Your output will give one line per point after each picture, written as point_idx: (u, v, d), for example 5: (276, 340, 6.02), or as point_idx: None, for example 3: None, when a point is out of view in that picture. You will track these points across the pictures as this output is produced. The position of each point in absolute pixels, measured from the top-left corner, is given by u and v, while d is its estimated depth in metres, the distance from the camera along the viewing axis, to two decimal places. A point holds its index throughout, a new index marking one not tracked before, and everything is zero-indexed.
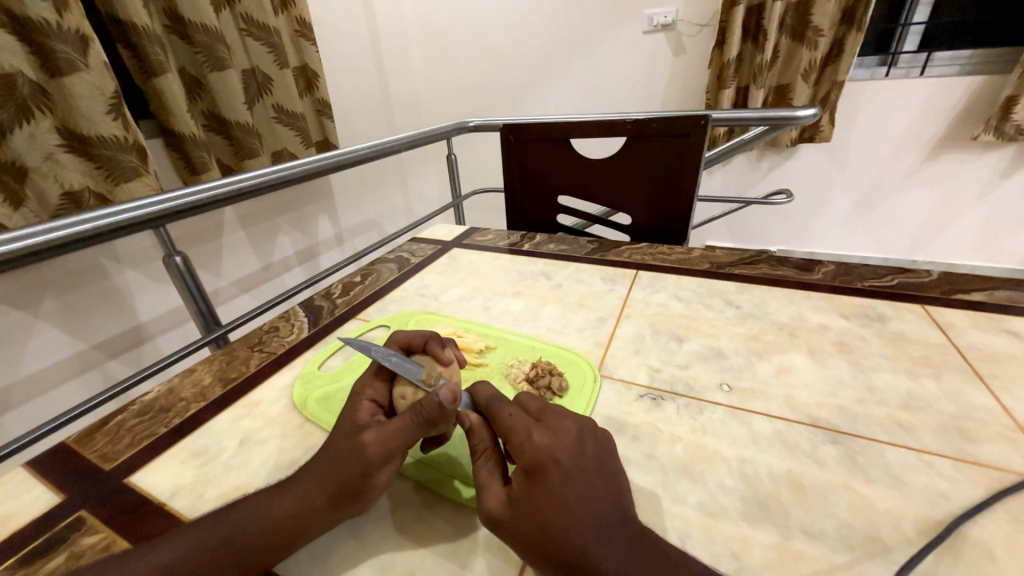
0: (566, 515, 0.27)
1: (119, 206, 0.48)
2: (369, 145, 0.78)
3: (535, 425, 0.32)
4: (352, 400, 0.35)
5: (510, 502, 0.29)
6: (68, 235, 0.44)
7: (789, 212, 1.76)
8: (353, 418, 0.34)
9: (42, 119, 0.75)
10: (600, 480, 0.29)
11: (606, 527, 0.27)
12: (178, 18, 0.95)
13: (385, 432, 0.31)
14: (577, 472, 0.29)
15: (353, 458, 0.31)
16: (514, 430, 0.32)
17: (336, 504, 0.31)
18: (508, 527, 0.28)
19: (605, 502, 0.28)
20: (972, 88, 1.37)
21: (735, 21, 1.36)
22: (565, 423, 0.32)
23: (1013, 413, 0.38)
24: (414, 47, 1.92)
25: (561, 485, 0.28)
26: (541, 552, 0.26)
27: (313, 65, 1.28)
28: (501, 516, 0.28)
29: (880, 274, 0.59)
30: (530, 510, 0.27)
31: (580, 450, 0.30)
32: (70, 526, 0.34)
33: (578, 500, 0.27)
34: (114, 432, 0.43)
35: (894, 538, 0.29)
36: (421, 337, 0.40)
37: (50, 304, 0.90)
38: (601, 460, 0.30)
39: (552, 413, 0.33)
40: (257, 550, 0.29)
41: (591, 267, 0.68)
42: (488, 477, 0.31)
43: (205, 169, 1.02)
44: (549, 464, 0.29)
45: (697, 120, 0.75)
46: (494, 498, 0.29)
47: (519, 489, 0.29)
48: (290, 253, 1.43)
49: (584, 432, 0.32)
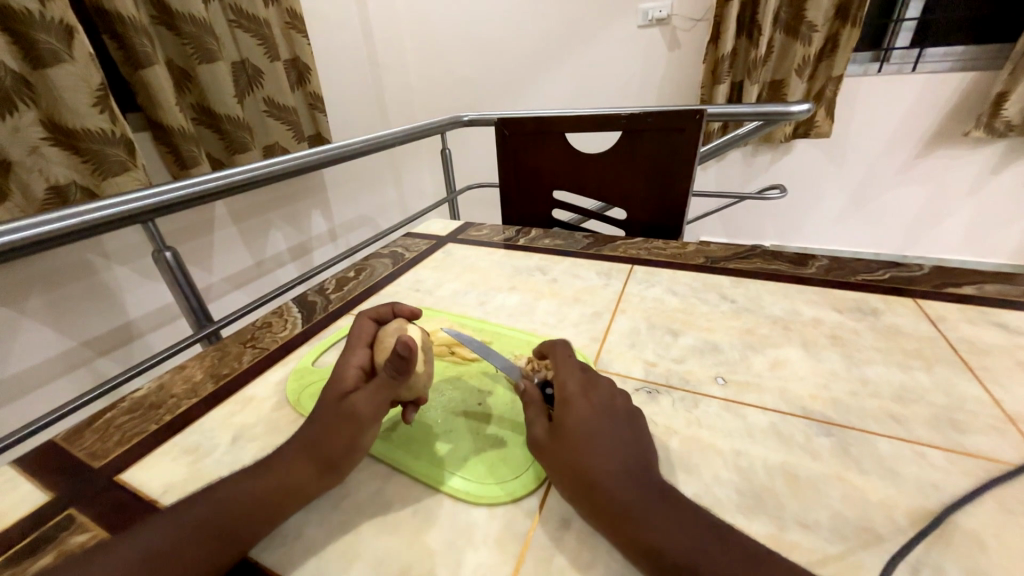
0: (597, 446, 0.31)
1: (110, 200, 0.48)
2: (361, 140, 0.77)
3: (578, 380, 0.36)
4: (337, 371, 0.37)
5: (551, 433, 0.33)
6: (57, 230, 0.43)
7: (783, 208, 1.77)
8: (339, 385, 0.36)
9: (26, 111, 0.73)
10: (628, 434, 0.33)
11: (626, 467, 0.30)
12: (164, 8, 0.93)
13: (372, 394, 0.35)
14: (607, 419, 0.33)
15: (343, 429, 0.34)
16: (561, 379, 0.37)
17: (324, 475, 0.33)
18: (546, 452, 0.33)
19: (630, 450, 0.32)
20: (965, 84, 1.38)
21: (730, 16, 1.35)
22: (604, 382, 0.37)
23: (1003, 404, 0.38)
24: (407, 41, 1.91)
25: (592, 424, 0.33)
26: (571, 475, 0.31)
27: (304, 58, 1.27)
28: (543, 441, 0.33)
29: (873, 269, 0.59)
30: (565, 438, 0.32)
31: (613, 407, 0.34)
32: (58, 524, 0.34)
33: (609, 441, 0.32)
34: (102, 429, 0.42)
35: (887, 528, 0.29)
36: (388, 307, 0.43)
37: (37, 301, 0.89)
38: (630, 418, 0.34)
39: (593, 373, 0.38)
40: (240, 527, 0.29)
41: (586, 262, 0.68)
42: (535, 413, 0.36)
43: (195, 163, 1.01)
44: (586, 408, 0.34)
45: (692, 114, 0.75)
46: (540, 429, 0.34)
47: (558, 423, 0.33)
48: (282, 248, 1.42)
49: (620, 393, 0.36)
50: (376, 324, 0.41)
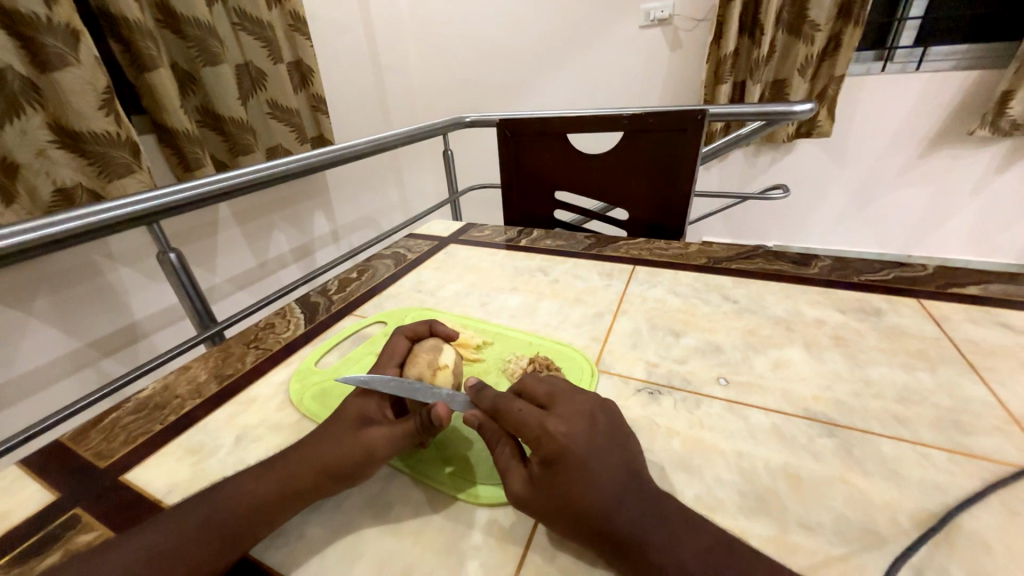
0: (591, 487, 0.27)
1: (123, 200, 0.49)
2: (363, 141, 0.77)
3: (547, 414, 0.31)
4: (363, 394, 0.37)
5: (534, 484, 0.29)
6: (66, 232, 0.44)
7: (786, 207, 1.76)
8: (362, 408, 0.35)
9: (33, 115, 0.74)
10: (615, 455, 0.29)
11: (623, 498, 0.27)
12: (169, 11, 0.94)
13: (390, 430, 0.33)
14: (593, 449, 0.29)
15: (348, 443, 0.33)
16: (526, 421, 0.31)
17: (323, 485, 0.32)
18: (531, 509, 0.29)
19: (621, 474, 0.28)
20: (969, 83, 1.37)
21: (732, 16, 1.35)
22: (576, 405, 0.32)
23: (1007, 406, 0.38)
24: (408, 42, 1.91)
25: (579, 466, 0.28)
26: (570, 525, 0.27)
27: (307, 60, 1.27)
28: (527, 495, 0.29)
29: (876, 269, 0.59)
30: (551, 492, 0.28)
31: (591, 432, 0.30)
32: (64, 524, 0.34)
33: (602, 476, 0.28)
34: (107, 430, 0.43)
35: (890, 530, 0.29)
36: (425, 325, 0.44)
37: (43, 303, 0.90)
38: (613, 437, 0.31)
39: (563, 395, 0.33)
40: (240, 528, 0.29)
41: (588, 262, 0.68)
42: (507, 460, 0.31)
43: (199, 165, 1.01)
44: (565, 450, 0.29)
45: (694, 115, 0.75)
46: (517, 481, 0.30)
47: (540, 475, 0.29)
48: (286, 249, 1.43)
49: (594, 410, 0.32)
50: (410, 342, 0.43)
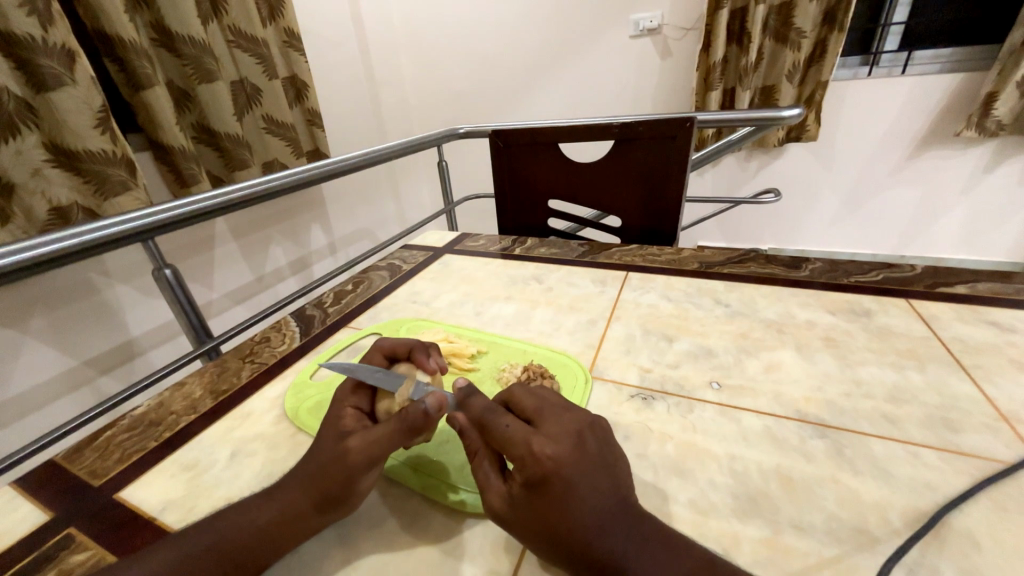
0: (574, 512, 0.27)
1: (132, 213, 0.50)
2: (356, 155, 0.77)
3: (533, 433, 0.31)
4: (335, 410, 0.36)
5: (516, 505, 0.29)
6: (75, 246, 0.45)
7: (779, 211, 1.78)
8: (338, 424, 0.35)
9: (29, 135, 0.75)
10: (602, 478, 0.29)
11: (608, 524, 0.27)
12: (164, 31, 0.95)
13: (367, 438, 0.32)
14: (580, 476, 0.28)
15: (339, 464, 0.32)
16: (513, 440, 0.30)
17: (321, 509, 0.32)
18: (512, 528, 0.29)
19: (607, 498, 0.28)
20: (953, 85, 1.39)
21: (719, 26, 1.38)
22: (564, 424, 0.32)
23: (996, 403, 0.38)
24: (402, 56, 1.94)
25: (565, 493, 0.28)
26: (549, 548, 0.27)
27: (302, 76, 1.29)
28: (506, 514, 0.29)
29: (866, 270, 0.60)
30: (531, 511, 0.28)
31: (579, 454, 0.30)
32: (59, 543, 0.34)
33: (588, 501, 0.28)
34: (103, 447, 0.43)
35: (881, 529, 0.29)
36: (406, 346, 0.43)
37: (39, 322, 0.90)
38: (602, 459, 0.30)
39: (551, 412, 0.33)
40: (244, 556, 0.29)
41: (582, 269, 0.69)
42: (486, 477, 0.31)
43: (195, 181, 1.02)
44: (550, 469, 0.28)
45: (683, 122, 0.76)
46: (497, 497, 0.30)
47: (522, 495, 0.29)
48: (283, 262, 1.43)
49: (583, 430, 0.32)
50: (386, 361, 0.43)
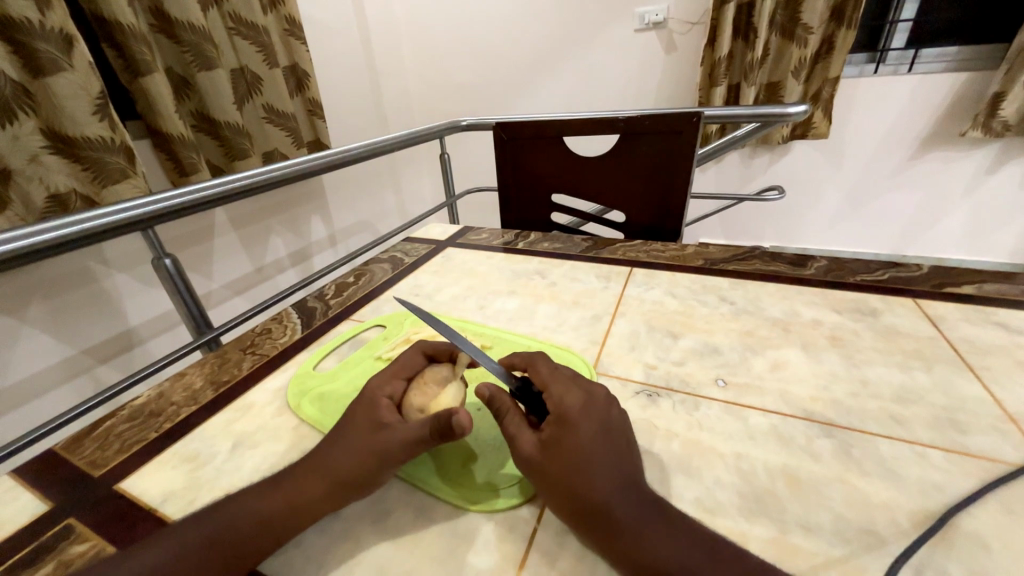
0: (598, 463, 0.28)
1: (135, 200, 0.50)
2: (359, 146, 0.76)
3: (568, 392, 0.33)
4: (368, 399, 0.36)
5: (544, 448, 0.30)
6: (79, 232, 0.45)
7: (781, 208, 1.78)
8: (372, 414, 0.34)
9: (27, 120, 0.74)
10: (623, 443, 0.30)
11: (625, 482, 0.28)
12: (164, 16, 0.94)
13: (406, 433, 0.32)
14: (605, 436, 0.30)
15: (365, 453, 0.32)
16: (550, 390, 0.33)
17: (335, 497, 0.31)
18: (536, 472, 0.30)
19: (626, 461, 0.29)
20: (959, 84, 1.38)
21: (725, 20, 1.36)
22: (596, 390, 0.34)
23: (1004, 405, 0.38)
24: (404, 47, 1.92)
25: (593, 446, 0.29)
26: (568, 494, 0.28)
27: (303, 65, 1.27)
28: (534, 457, 0.30)
29: (872, 269, 0.59)
30: (559, 454, 0.29)
31: (606, 416, 0.31)
32: (58, 535, 0.33)
33: (611, 456, 0.29)
34: (102, 438, 0.42)
35: (889, 530, 0.29)
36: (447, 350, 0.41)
37: (36, 310, 0.89)
38: (624, 428, 0.32)
39: (584, 380, 0.35)
40: (246, 545, 0.29)
41: (586, 264, 0.68)
42: (518, 427, 0.32)
43: (195, 170, 1.01)
44: (579, 418, 0.30)
45: (689, 117, 0.75)
46: (528, 442, 0.31)
47: (551, 438, 0.30)
48: (283, 254, 1.42)
49: (611, 398, 0.33)
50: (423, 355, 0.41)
